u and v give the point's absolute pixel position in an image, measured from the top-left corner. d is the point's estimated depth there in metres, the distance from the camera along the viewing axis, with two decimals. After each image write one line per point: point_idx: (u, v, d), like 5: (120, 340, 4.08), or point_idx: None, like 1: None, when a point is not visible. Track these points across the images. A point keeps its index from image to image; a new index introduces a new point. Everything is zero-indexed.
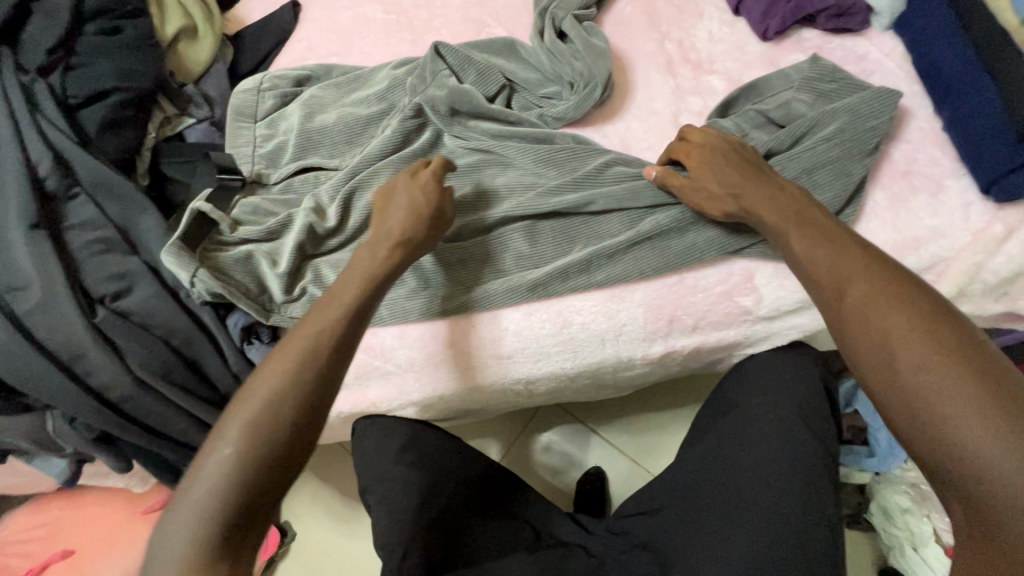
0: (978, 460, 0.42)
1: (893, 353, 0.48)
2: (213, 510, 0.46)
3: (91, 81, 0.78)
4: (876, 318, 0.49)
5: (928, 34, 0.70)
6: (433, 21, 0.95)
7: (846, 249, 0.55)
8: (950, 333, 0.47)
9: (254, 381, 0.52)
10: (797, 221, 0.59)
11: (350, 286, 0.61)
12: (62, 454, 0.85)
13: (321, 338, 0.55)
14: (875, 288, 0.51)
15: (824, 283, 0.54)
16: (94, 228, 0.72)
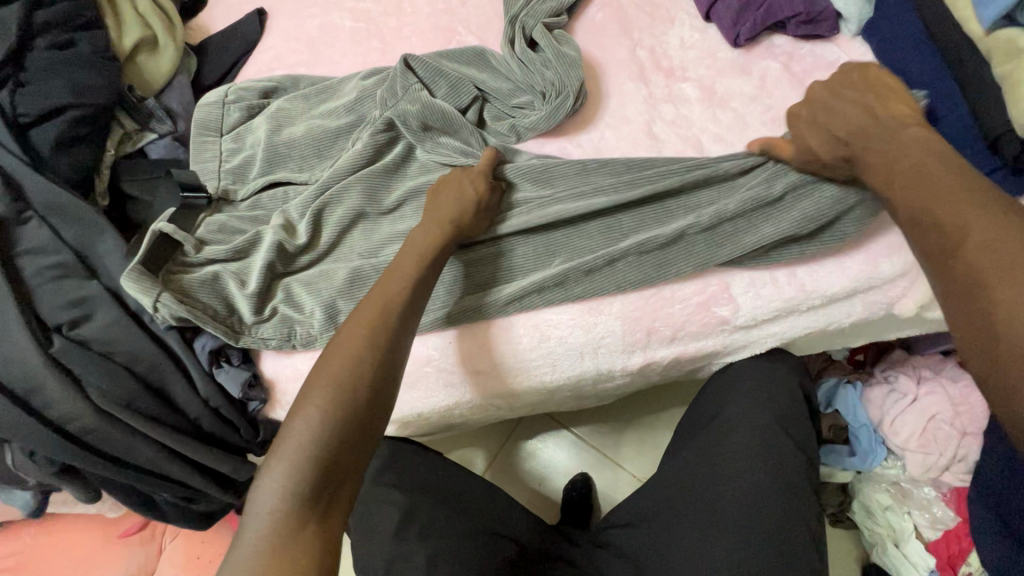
0: None
1: (996, 312, 0.43)
2: (308, 466, 0.50)
3: (43, 98, 0.75)
4: (999, 272, 0.43)
5: (896, 40, 0.70)
6: (403, 29, 0.93)
7: (963, 195, 0.48)
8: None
9: (335, 348, 0.57)
10: (911, 171, 0.52)
11: (409, 258, 0.65)
12: (24, 486, 0.82)
13: (393, 307, 0.60)
14: (1005, 236, 0.44)
15: (935, 228, 0.48)
16: (49, 253, 0.69)
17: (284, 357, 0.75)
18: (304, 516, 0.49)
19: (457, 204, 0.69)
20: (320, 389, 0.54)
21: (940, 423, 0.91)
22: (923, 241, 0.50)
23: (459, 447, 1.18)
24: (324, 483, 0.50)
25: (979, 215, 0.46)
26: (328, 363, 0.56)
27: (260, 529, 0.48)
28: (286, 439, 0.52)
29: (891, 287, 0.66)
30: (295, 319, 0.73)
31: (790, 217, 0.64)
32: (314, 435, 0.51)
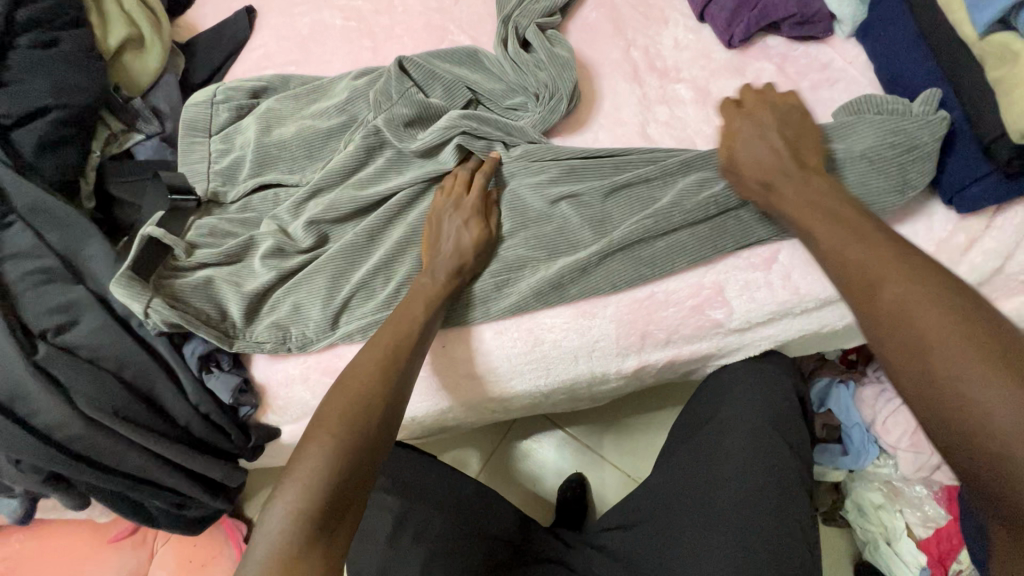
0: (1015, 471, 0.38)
1: (926, 350, 0.43)
2: (314, 496, 0.50)
3: (25, 99, 0.73)
4: (912, 320, 0.45)
5: (890, 42, 0.70)
6: (394, 28, 0.91)
7: (879, 244, 0.50)
8: (987, 337, 0.42)
9: (348, 376, 0.59)
10: (826, 215, 0.55)
11: (415, 299, 0.66)
12: (11, 493, 0.80)
13: (402, 344, 0.62)
14: (915, 283, 0.46)
15: (852, 277, 0.50)
16: (34, 258, 0.68)
17: (275, 361, 0.74)
18: (307, 545, 0.49)
19: (455, 253, 0.69)
20: (330, 420, 0.55)
21: None
22: (842, 290, 0.51)
23: (454, 446, 1.17)
24: (329, 513, 0.51)
25: (884, 263, 0.49)
26: (337, 397, 0.58)
27: (264, 560, 0.48)
28: (293, 469, 0.52)
29: None
30: (288, 322, 0.72)
31: None
32: (321, 465, 0.52)
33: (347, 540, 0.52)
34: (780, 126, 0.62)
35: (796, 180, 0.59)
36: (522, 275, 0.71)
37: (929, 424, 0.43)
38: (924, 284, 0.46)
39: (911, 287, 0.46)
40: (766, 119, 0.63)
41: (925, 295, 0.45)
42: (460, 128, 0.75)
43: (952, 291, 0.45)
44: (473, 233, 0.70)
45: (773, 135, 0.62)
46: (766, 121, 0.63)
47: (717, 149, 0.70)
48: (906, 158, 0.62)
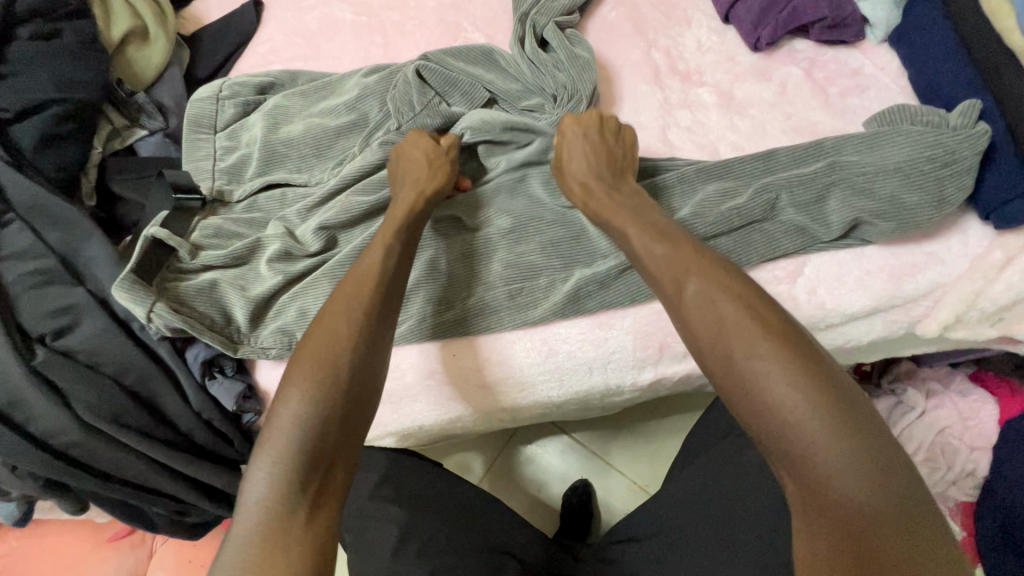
0: (804, 439, 0.43)
1: (728, 339, 0.48)
2: (297, 448, 0.48)
3: (25, 93, 0.70)
4: (716, 313, 0.50)
5: (926, 49, 0.67)
6: (406, 24, 0.89)
7: (681, 243, 0.55)
8: (772, 326, 0.48)
9: (319, 323, 0.55)
10: (631, 214, 0.60)
11: (378, 244, 0.62)
12: (8, 497, 0.78)
13: (369, 282, 0.58)
14: (716, 280, 0.51)
15: (663, 275, 0.54)
16: (33, 259, 0.66)
17: (279, 365, 0.71)
18: (294, 497, 0.47)
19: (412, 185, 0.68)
20: (307, 370, 0.52)
21: (947, 437, 0.90)
22: (653, 285, 0.56)
23: (458, 451, 1.15)
24: (313, 465, 0.48)
25: (690, 260, 0.54)
26: (308, 345, 0.54)
27: (256, 517, 0.46)
28: (273, 424, 0.50)
29: (914, 307, 0.63)
30: (294, 328, 0.69)
31: (796, 210, 0.63)
32: (301, 417, 0.49)
33: (340, 491, 0.50)
34: (600, 135, 0.67)
35: (606, 187, 0.64)
36: (537, 285, 0.69)
37: (732, 405, 0.48)
38: (723, 281, 0.51)
39: (713, 284, 0.51)
40: (590, 124, 0.68)
41: (723, 291, 0.50)
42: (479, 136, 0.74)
43: (741, 279, 0.51)
44: (416, 146, 0.71)
45: (591, 146, 0.67)
46: (591, 129, 0.68)
47: (739, 158, 0.67)
48: (943, 174, 0.60)
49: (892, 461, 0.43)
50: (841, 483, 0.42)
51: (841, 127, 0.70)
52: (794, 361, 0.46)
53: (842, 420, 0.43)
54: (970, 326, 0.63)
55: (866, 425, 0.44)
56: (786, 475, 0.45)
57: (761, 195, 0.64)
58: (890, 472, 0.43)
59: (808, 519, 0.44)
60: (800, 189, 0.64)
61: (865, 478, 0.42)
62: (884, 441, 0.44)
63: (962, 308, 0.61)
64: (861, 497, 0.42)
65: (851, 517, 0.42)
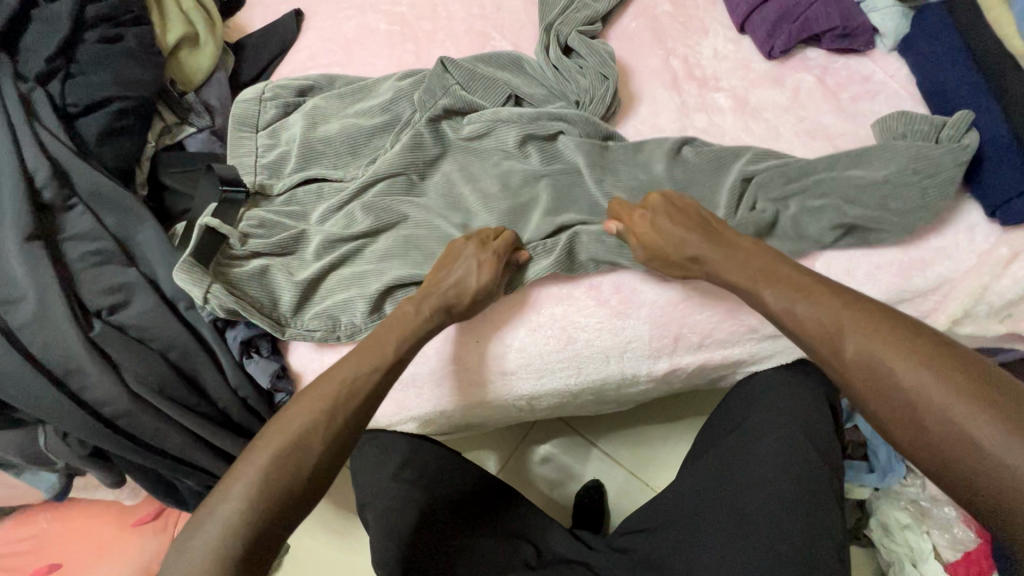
0: (1022, 490, 0.42)
1: (903, 389, 0.49)
2: (228, 529, 0.51)
3: (91, 90, 0.77)
4: (886, 367, 0.50)
5: (934, 56, 0.71)
6: (438, 33, 0.94)
7: (824, 298, 0.57)
8: (959, 376, 0.48)
9: (308, 402, 0.59)
10: (762, 271, 0.61)
11: (387, 335, 0.66)
12: (52, 468, 0.83)
13: (355, 385, 0.61)
14: (870, 328, 0.53)
15: (811, 333, 0.56)
16: (91, 240, 0.71)
17: (316, 351, 0.75)
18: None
19: (454, 287, 0.67)
20: (259, 459, 0.55)
21: None
22: (801, 341, 0.57)
23: (472, 447, 1.18)
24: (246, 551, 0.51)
25: (844, 312, 0.55)
26: (280, 429, 0.57)
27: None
28: (221, 496, 0.53)
29: (922, 301, 0.65)
30: (337, 312, 0.73)
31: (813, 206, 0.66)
32: (239, 505, 0.52)
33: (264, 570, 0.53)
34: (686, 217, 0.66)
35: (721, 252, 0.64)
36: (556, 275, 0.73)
37: (927, 459, 0.48)
38: (877, 322, 0.53)
39: (880, 336, 0.52)
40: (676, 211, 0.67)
41: (896, 346, 0.51)
42: (504, 128, 0.78)
43: (904, 326, 0.52)
44: (465, 308, 0.68)
45: (662, 219, 0.66)
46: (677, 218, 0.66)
47: None
48: (936, 175, 0.62)
49: None
50: None
51: (852, 130, 0.73)
52: (1002, 412, 0.45)
53: None
54: (979, 320, 0.65)
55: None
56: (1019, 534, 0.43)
57: (766, 168, 0.68)
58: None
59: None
60: (801, 206, 0.66)
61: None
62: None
63: (969, 302, 0.63)
64: None
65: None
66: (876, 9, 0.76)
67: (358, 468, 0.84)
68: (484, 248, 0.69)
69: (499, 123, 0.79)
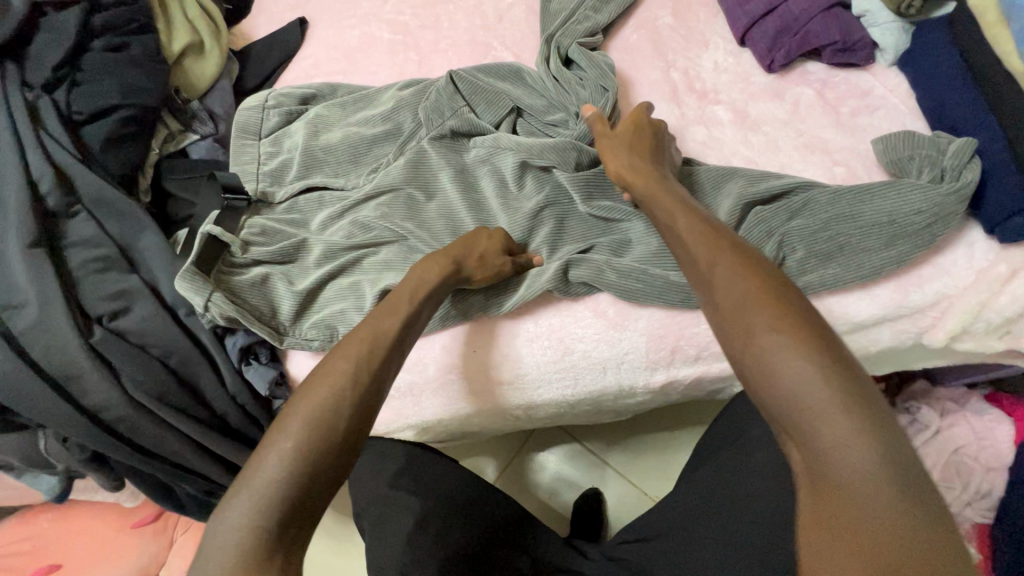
0: (817, 425, 0.43)
1: (749, 319, 0.49)
2: (267, 503, 0.48)
3: (97, 97, 0.78)
4: (748, 302, 0.49)
5: (934, 72, 0.71)
6: (440, 43, 0.95)
7: (713, 235, 0.56)
8: (805, 324, 0.47)
9: (332, 361, 0.56)
10: (679, 207, 0.61)
11: (405, 294, 0.65)
12: (52, 471, 0.84)
13: (381, 337, 0.60)
14: (740, 263, 0.53)
15: (694, 259, 0.56)
16: (93, 246, 0.71)
17: (313, 359, 0.75)
18: (266, 558, 0.46)
19: (460, 251, 0.69)
20: (299, 419, 0.52)
21: (963, 456, 0.86)
22: (685, 269, 0.57)
23: (470, 454, 1.18)
24: (287, 524, 0.48)
25: (722, 247, 0.55)
26: (315, 389, 0.54)
27: (216, 566, 0.46)
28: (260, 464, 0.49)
29: (920, 317, 0.65)
30: (335, 321, 0.73)
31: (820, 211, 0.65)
32: (283, 467, 0.49)
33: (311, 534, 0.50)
34: (645, 139, 0.71)
35: (656, 175, 0.67)
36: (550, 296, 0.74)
37: (752, 388, 0.48)
38: (748, 259, 0.53)
39: (754, 277, 0.51)
40: (641, 134, 0.71)
41: (754, 281, 0.51)
42: (506, 141, 0.79)
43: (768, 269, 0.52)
44: (476, 277, 0.70)
45: (624, 141, 0.71)
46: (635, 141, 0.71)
47: None
48: (939, 195, 0.62)
49: (911, 472, 0.41)
50: (844, 475, 0.41)
51: (852, 145, 0.73)
52: (826, 362, 0.45)
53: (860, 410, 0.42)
54: (978, 337, 0.64)
55: (896, 444, 0.42)
56: (802, 474, 0.44)
57: (763, 182, 0.68)
58: (926, 502, 0.39)
59: (817, 522, 0.41)
60: (800, 238, 0.64)
61: (887, 495, 0.39)
62: (917, 470, 0.41)
63: (968, 319, 0.62)
64: (870, 487, 0.40)
65: (870, 531, 0.39)
66: (876, 23, 0.76)
67: (352, 476, 0.84)
68: (488, 240, 0.71)
69: (499, 136, 0.80)
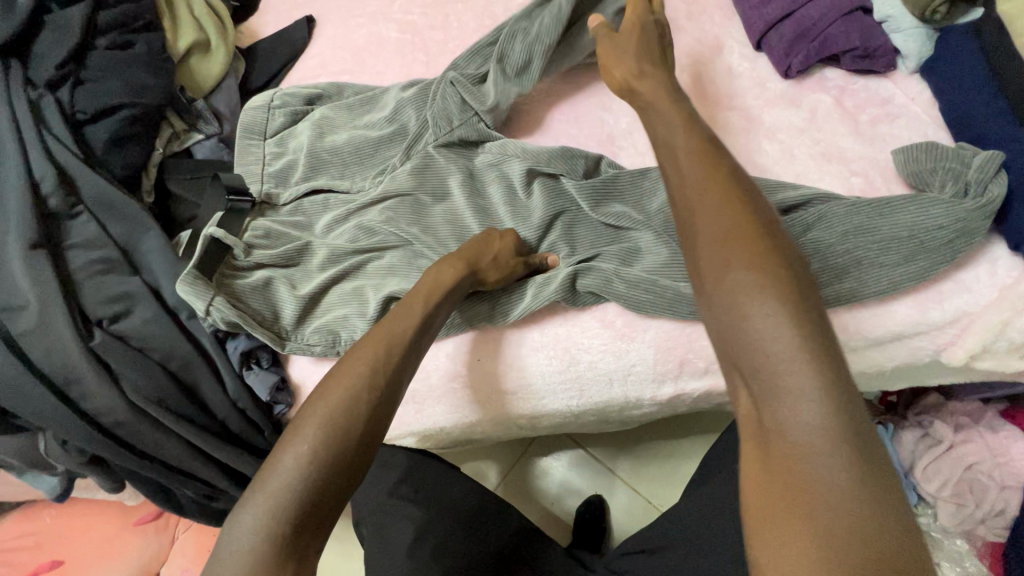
0: (778, 372, 0.41)
1: (729, 255, 0.47)
2: (282, 508, 0.46)
3: (100, 97, 0.77)
4: (727, 239, 0.47)
5: (960, 80, 0.69)
6: (448, 43, 0.94)
7: (710, 162, 0.53)
8: (780, 268, 0.45)
9: (348, 364, 0.55)
10: (679, 125, 0.58)
11: (419, 298, 0.64)
12: (53, 471, 0.83)
13: (398, 341, 0.59)
14: (730, 196, 0.50)
15: (681, 188, 0.53)
16: (95, 248, 0.71)
17: (315, 364, 0.74)
18: (280, 562, 0.45)
19: (474, 254, 0.68)
20: (316, 423, 0.51)
21: (976, 473, 0.84)
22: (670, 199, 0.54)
23: (473, 459, 1.17)
24: (303, 526, 0.47)
25: (715, 176, 0.51)
26: (331, 393, 0.53)
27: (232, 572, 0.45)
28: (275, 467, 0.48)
29: (939, 334, 0.63)
30: (338, 327, 0.72)
31: (846, 217, 0.63)
32: (298, 472, 0.48)
33: (324, 541, 0.49)
34: (654, 48, 0.69)
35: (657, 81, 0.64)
36: (557, 308, 0.72)
37: (718, 327, 0.46)
38: (739, 194, 0.50)
39: (738, 215, 0.49)
40: (649, 42, 0.70)
41: (739, 218, 0.48)
42: (510, 148, 0.78)
43: (756, 208, 0.49)
44: (490, 279, 0.69)
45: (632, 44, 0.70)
46: (643, 45, 0.69)
47: None
48: (963, 204, 0.60)
49: (869, 436, 0.39)
50: (800, 425, 0.39)
51: (871, 154, 0.71)
52: (796, 307, 0.43)
53: (821, 361, 0.41)
54: (1000, 355, 0.62)
55: (849, 396, 0.40)
56: (752, 418, 0.43)
57: (777, 191, 0.66)
58: (881, 466, 0.38)
59: (759, 467, 0.40)
60: (817, 250, 0.62)
61: (832, 446, 0.38)
62: (869, 427, 0.40)
63: (988, 338, 0.60)
64: (827, 446, 0.38)
65: (806, 481, 0.37)
66: (899, 30, 0.74)
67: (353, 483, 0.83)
68: (500, 241, 0.70)
69: (504, 143, 0.79)
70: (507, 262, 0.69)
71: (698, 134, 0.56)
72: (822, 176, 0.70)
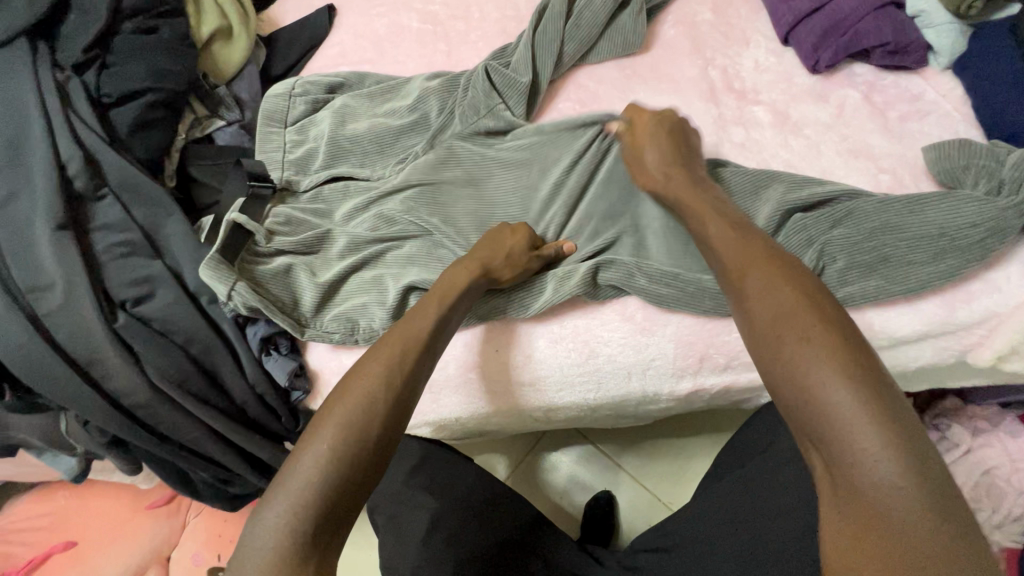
0: (848, 442, 0.41)
1: (783, 325, 0.47)
2: (302, 508, 0.47)
3: (125, 81, 0.77)
4: (779, 311, 0.48)
5: (994, 77, 0.68)
6: (470, 33, 0.93)
7: (751, 243, 0.55)
8: (841, 338, 0.45)
9: (365, 364, 0.56)
10: (710, 207, 0.62)
11: (435, 297, 0.64)
12: (72, 452, 0.84)
13: (414, 341, 0.59)
14: (778, 270, 0.51)
15: (729, 261, 0.55)
16: (119, 231, 0.71)
17: (333, 351, 0.74)
18: (302, 560, 0.45)
19: (490, 250, 0.68)
20: (334, 424, 0.51)
21: (994, 478, 0.83)
22: (719, 275, 0.56)
23: (483, 451, 1.17)
24: (323, 525, 0.47)
25: (761, 254, 0.53)
26: (349, 393, 0.53)
27: (255, 567, 0.45)
28: (295, 467, 0.48)
29: (967, 335, 0.62)
30: (357, 315, 0.72)
31: (873, 222, 0.62)
32: (317, 471, 0.48)
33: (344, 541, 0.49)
34: (676, 139, 0.70)
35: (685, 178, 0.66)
36: (576, 301, 0.72)
37: (781, 399, 0.47)
38: (788, 269, 0.51)
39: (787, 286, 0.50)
40: (668, 132, 0.70)
41: (788, 290, 0.49)
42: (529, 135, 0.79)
43: (805, 279, 0.50)
44: (504, 276, 0.68)
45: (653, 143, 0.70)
46: (665, 137, 0.70)
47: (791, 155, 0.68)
48: (1003, 206, 0.58)
49: (946, 501, 0.39)
50: (877, 494, 0.39)
51: (900, 151, 0.70)
52: (859, 375, 0.43)
53: (891, 427, 0.41)
54: None
55: (928, 458, 0.40)
56: (825, 487, 0.43)
57: (803, 187, 0.66)
58: (960, 531, 0.38)
59: (838, 537, 0.41)
60: (842, 248, 0.62)
61: (914, 511, 0.38)
62: (946, 490, 0.40)
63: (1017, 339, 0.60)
64: (906, 516, 0.38)
65: (893, 551, 0.38)
66: (931, 25, 0.73)
67: None
68: (512, 237, 0.70)
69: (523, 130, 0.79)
70: (521, 256, 0.69)
71: (729, 216, 0.60)
72: (849, 172, 0.69)
